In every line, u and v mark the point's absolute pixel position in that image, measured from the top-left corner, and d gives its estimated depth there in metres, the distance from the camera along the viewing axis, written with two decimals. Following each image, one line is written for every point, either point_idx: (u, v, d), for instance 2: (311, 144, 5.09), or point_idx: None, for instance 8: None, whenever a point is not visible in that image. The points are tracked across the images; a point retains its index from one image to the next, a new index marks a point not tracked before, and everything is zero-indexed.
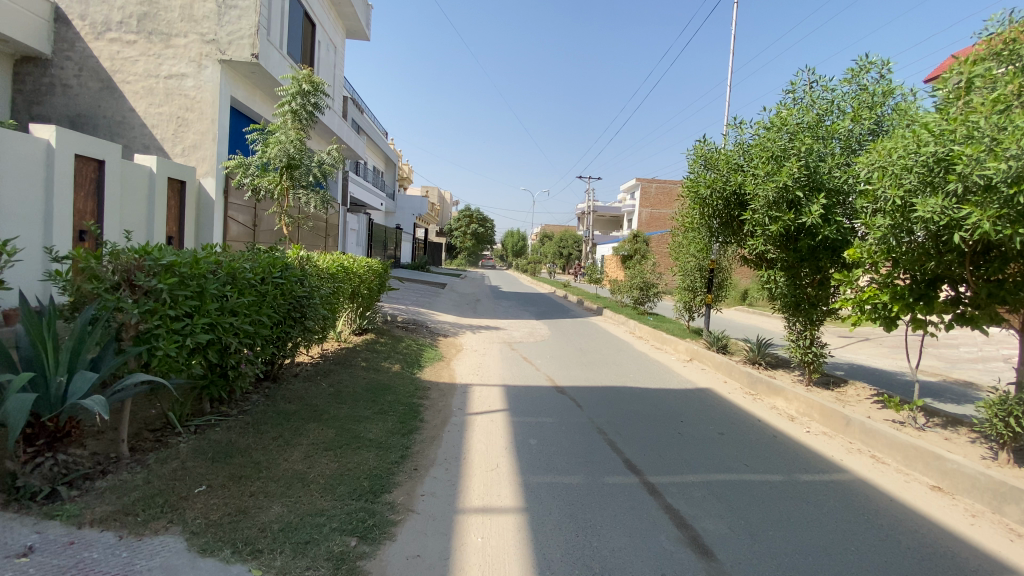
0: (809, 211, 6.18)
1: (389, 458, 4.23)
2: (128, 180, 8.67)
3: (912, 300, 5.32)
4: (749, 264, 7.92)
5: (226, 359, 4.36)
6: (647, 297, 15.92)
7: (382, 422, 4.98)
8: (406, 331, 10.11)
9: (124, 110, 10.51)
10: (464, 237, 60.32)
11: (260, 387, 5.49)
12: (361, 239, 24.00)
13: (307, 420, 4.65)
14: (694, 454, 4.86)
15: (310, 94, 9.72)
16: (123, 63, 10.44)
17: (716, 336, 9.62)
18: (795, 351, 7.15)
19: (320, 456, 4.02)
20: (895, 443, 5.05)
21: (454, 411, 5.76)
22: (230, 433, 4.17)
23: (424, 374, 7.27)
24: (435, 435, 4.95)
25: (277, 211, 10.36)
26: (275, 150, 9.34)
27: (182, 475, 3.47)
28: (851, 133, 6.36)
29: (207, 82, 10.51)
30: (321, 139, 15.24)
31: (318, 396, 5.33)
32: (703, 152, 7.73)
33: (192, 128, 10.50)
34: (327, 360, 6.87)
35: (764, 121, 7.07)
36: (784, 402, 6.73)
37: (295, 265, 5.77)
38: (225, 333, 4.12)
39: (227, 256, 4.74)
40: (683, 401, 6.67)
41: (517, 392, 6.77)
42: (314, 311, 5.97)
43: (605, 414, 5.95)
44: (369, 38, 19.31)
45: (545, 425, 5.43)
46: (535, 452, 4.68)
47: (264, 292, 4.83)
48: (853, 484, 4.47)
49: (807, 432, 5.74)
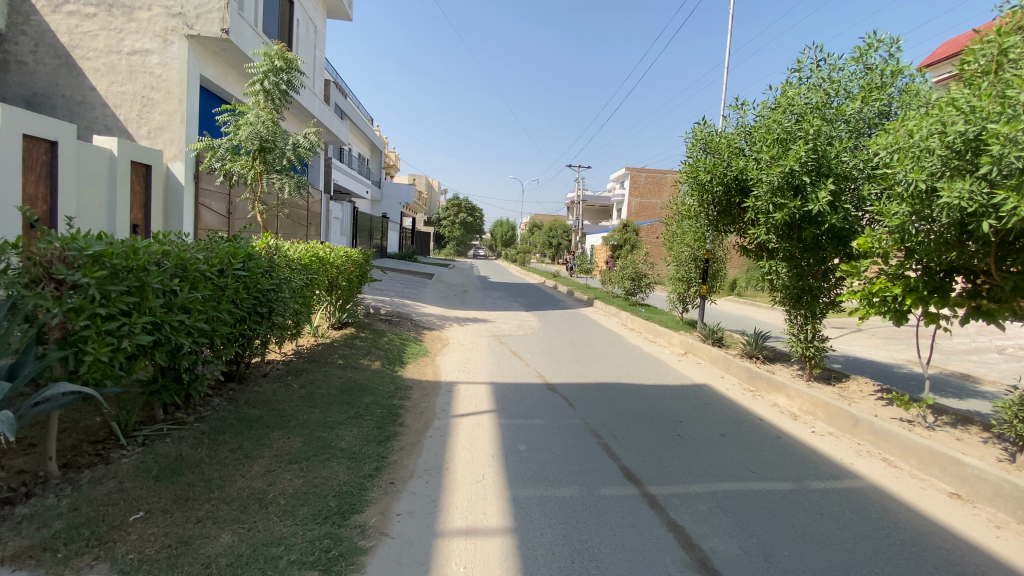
0: (816, 198, 5.79)
1: (363, 471, 3.79)
2: (86, 163, 8.05)
3: (926, 293, 5.02)
4: (748, 254, 7.51)
5: (178, 361, 3.90)
6: (638, 288, 15.57)
7: (357, 428, 4.53)
8: (389, 325, 9.63)
9: (84, 89, 9.78)
10: (453, 226, 59.48)
11: (222, 390, 5.01)
12: (346, 228, 23.31)
13: (271, 428, 4.19)
14: (697, 460, 4.50)
15: (283, 72, 9.10)
16: (82, 38, 9.69)
17: (712, 329, 9.30)
18: (796, 345, 6.88)
19: (283, 471, 3.57)
20: (908, 445, 4.72)
21: (438, 413, 5.35)
22: (182, 445, 3.70)
23: (406, 371, 6.81)
24: (416, 441, 4.51)
25: (250, 198, 9.78)
26: (245, 132, 8.74)
27: (118, 499, 3.02)
28: (861, 115, 5.98)
29: (173, 59, 9.82)
30: (299, 121, 14.53)
31: (287, 399, 4.87)
32: (702, 135, 7.30)
33: (158, 108, 9.85)
34: (300, 358, 6.39)
35: (768, 101, 6.66)
36: (785, 399, 6.40)
37: (262, 255, 5.26)
38: (174, 334, 3.67)
39: (179, 245, 4.23)
40: (680, 399, 6.31)
41: (506, 390, 6.36)
42: (282, 306, 5.47)
43: (599, 415, 5.57)
44: (351, 18, 18.53)
45: (536, 428, 5.04)
46: (526, 460, 4.29)
47: (223, 285, 4.34)
48: (867, 491, 4.15)
49: (812, 432, 5.42)
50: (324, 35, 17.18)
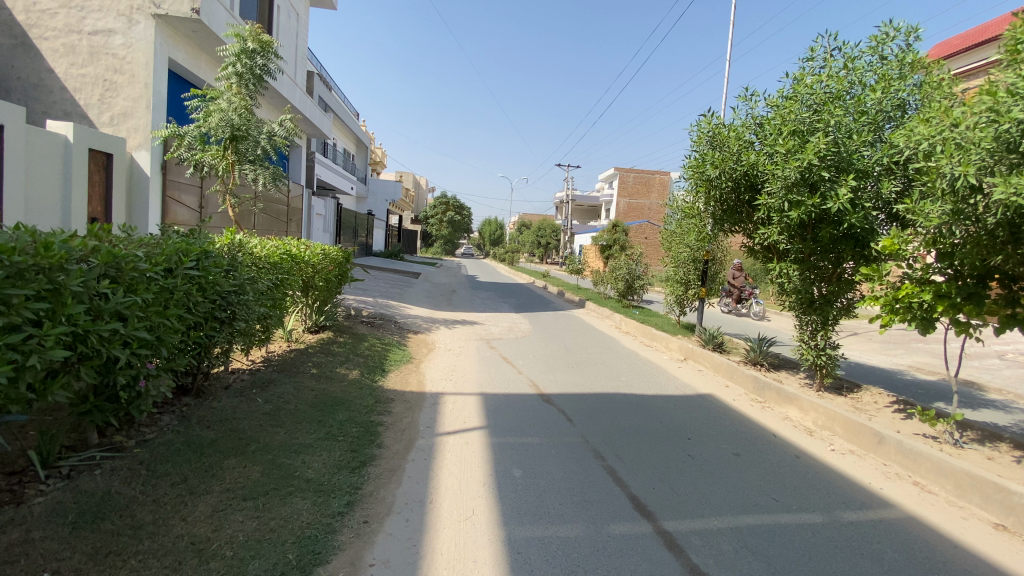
0: (837, 195, 5.33)
1: (330, 509, 3.21)
2: (36, 151, 7.24)
3: (959, 300, 4.58)
4: (756, 255, 7.04)
5: (113, 376, 3.33)
6: (631, 290, 15.09)
7: (327, 452, 3.94)
8: (371, 328, 9.02)
9: (41, 71, 9.00)
10: (441, 224, 57.91)
11: (174, 406, 4.38)
12: (328, 225, 22.50)
13: (226, 455, 3.59)
14: (713, 487, 4.01)
15: (256, 55, 8.45)
16: (39, 16, 8.90)
17: (711, 334, 8.84)
18: (805, 353, 6.44)
19: (232, 512, 2.98)
20: (943, 468, 4.28)
21: (422, 431, 4.78)
22: (112, 480, 3.10)
23: (388, 381, 6.22)
24: (395, 467, 3.95)
25: (221, 191, 9.07)
26: (215, 119, 8.07)
27: (19, 554, 2.42)
28: (879, 104, 5.44)
29: (138, 40, 9.08)
30: (273, 108, 13.79)
31: (248, 417, 4.26)
32: (710, 127, 6.78)
33: (121, 93, 9.12)
34: (270, 367, 5.77)
35: (781, 92, 6.17)
36: (798, 412, 5.94)
37: (221, 252, 4.64)
38: (104, 345, 3.11)
39: (116, 241, 3.61)
40: (686, 412, 5.81)
41: (497, 402, 5.80)
42: (246, 310, 4.84)
43: (601, 431, 5.05)
44: (336, 6, 17.80)
45: (531, 448, 4.50)
46: (522, 489, 3.74)
47: (171, 287, 3.73)
48: (905, 524, 3.69)
49: (831, 450, 4.97)
50: (306, 24, 16.43)
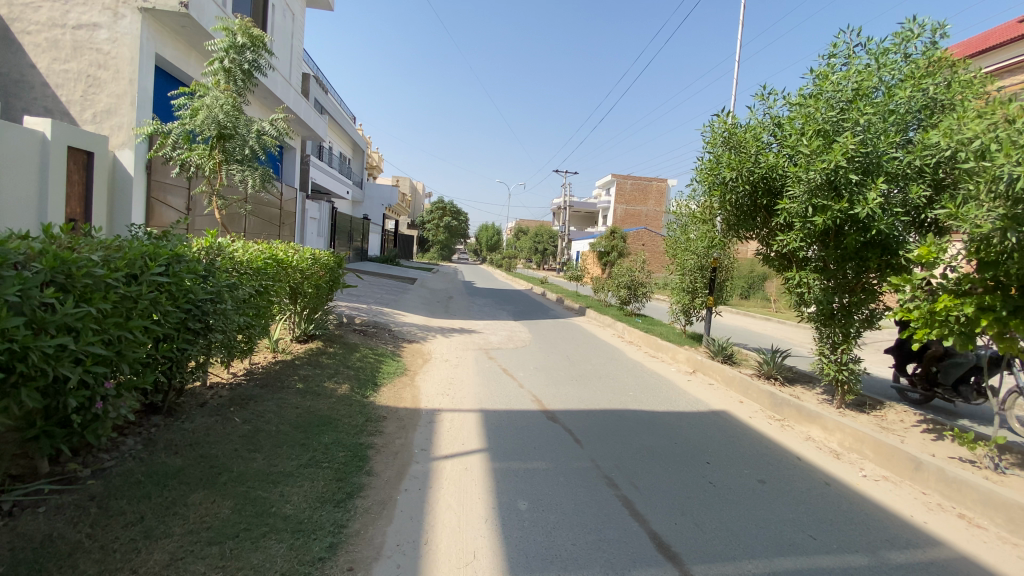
0: (865, 199, 4.97)
1: (308, 554, 2.77)
2: (12, 148, 6.76)
3: (1004, 314, 4.19)
4: (772, 263, 6.69)
5: (63, 399, 2.89)
6: (634, 298, 14.67)
7: (309, 482, 3.50)
8: (364, 337, 8.58)
9: (22, 66, 8.57)
10: (438, 231, 56.99)
11: (140, 428, 3.93)
12: (323, 229, 22.05)
13: (193, 487, 3.14)
14: (741, 521, 3.60)
15: (246, 50, 8.07)
16: (22, 10, 8.51)
17: (721, 345, 8.43)
18: (826, 368, 6.03)
19: (194, 561, 2.55)
20: (991, 498, 3.88)
21: (416, 454, 4.34)
22: (55, 521, 2.65)
23: (380, 397, 5.77)
24: (386, 500, 3.52)
25: (208, 192, 8.62)
26: (201, 116, 7.66)
27: None
28: (912, 102, 5.05)
29: (124, 34, 8.66)
30: (263, 108, 13.42)
31: (221, 441, 3.81)
32: (724, 128, 6.45)
33: (105, 89, 8.68)
34: (252, 381, 5.30)
35: (802, 91, 5.84)
36: (821, 431, 5.53)
37: (196, 255, 4.22)
38: (50, 364, 2.69)
39: (71, 243, 3.20)
40: (701, 432, 5.40)
41: (498, 421, 5.36)
42: (225, 321, 4.40)
43: (612, 454, 4.63)
44: (332, 7, 17.50)
45: (538, 475, 4.07)
46: (529, 526, 3.31)
47: (135, 295, 3.31)
48: (960, 566, 3.29)
49: (863, 477, 4.57)
50: (302, 25, 16.07)
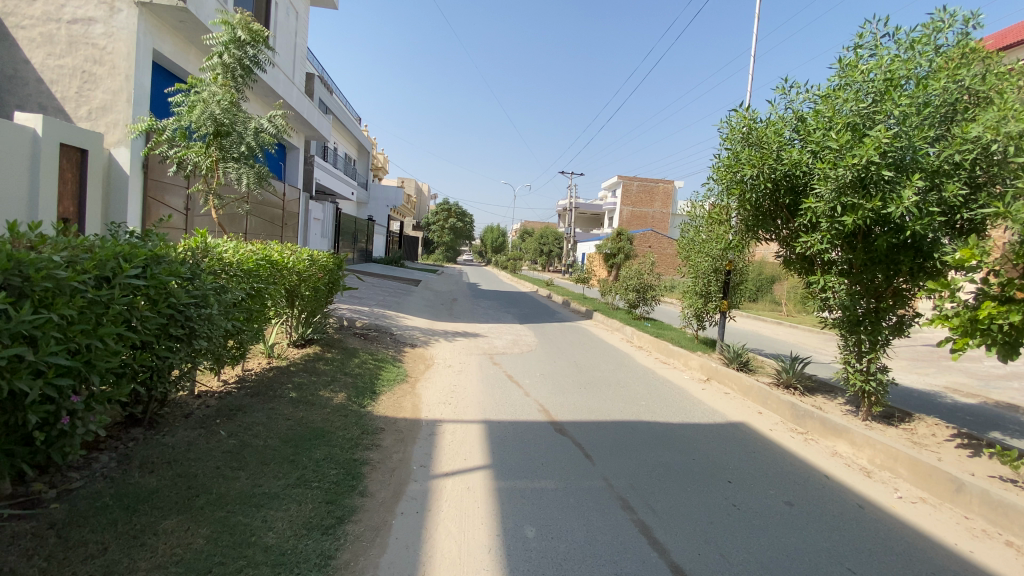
0: (899, 198, 4.63)
1: None
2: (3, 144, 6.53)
3: None
4: (794, 266, 6.34)
5: (23, 415, 2.60)
6: (642, 300, 14.32)
7: (297, 504, 3.20)
8: (364, 341, 8.28)
9: (17, 62, 8.37)
10: (443, 232, 56.90)
11: (117, 442, 3.65)
12: (327, 230, 21.84)
13: (168, 512, 2.85)
14: (771, 551, 3.26)
15: (247, 46, 7.82)
16: (17, 4, 8.30)
17: (736, 352, 8.05)
18: (851, 378, 5.65)
19: None
20: None
21: (415, 471, 4.03)
22: (6, 555, 2.36)
23: (379, 407, 5.46)
24: (380, 525, 3.21)
25: (204, 190, 8.34)
26: (197, 112, 7.37)
27: None
28: (948, 95, 4.68)
29: (120, 29, 8.44)
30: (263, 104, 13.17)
31: (204, 457, 3.51)
32: (743, 124, 6.11)
33: (101, 85, 8.47)
34: (243, 390, 5.00)
35: (828, 83, 5.50)
36: (849, 447, 5.17)
37: (178, 255, 3.93)
38: (4, 377, 2.40)
39: (34, 244, 2.92)
40: (721, 446, 5.05)
41: (503, 433, 5.03)
42: (211, 326, 4.09)
43: (627, 471, 4.30)
44: (337, 6, 17.32)
45: (546, 496, 3.75)
46: (537, 558, 2.98)
47: (106, 300, 3.02)
48: None
49: (899, 499, 4.20)
50: (307, 23, 15.86)
